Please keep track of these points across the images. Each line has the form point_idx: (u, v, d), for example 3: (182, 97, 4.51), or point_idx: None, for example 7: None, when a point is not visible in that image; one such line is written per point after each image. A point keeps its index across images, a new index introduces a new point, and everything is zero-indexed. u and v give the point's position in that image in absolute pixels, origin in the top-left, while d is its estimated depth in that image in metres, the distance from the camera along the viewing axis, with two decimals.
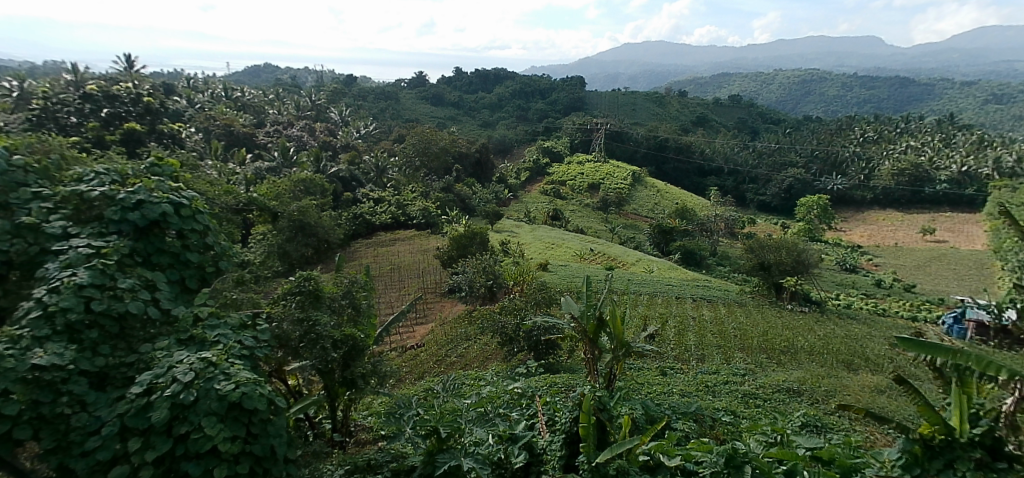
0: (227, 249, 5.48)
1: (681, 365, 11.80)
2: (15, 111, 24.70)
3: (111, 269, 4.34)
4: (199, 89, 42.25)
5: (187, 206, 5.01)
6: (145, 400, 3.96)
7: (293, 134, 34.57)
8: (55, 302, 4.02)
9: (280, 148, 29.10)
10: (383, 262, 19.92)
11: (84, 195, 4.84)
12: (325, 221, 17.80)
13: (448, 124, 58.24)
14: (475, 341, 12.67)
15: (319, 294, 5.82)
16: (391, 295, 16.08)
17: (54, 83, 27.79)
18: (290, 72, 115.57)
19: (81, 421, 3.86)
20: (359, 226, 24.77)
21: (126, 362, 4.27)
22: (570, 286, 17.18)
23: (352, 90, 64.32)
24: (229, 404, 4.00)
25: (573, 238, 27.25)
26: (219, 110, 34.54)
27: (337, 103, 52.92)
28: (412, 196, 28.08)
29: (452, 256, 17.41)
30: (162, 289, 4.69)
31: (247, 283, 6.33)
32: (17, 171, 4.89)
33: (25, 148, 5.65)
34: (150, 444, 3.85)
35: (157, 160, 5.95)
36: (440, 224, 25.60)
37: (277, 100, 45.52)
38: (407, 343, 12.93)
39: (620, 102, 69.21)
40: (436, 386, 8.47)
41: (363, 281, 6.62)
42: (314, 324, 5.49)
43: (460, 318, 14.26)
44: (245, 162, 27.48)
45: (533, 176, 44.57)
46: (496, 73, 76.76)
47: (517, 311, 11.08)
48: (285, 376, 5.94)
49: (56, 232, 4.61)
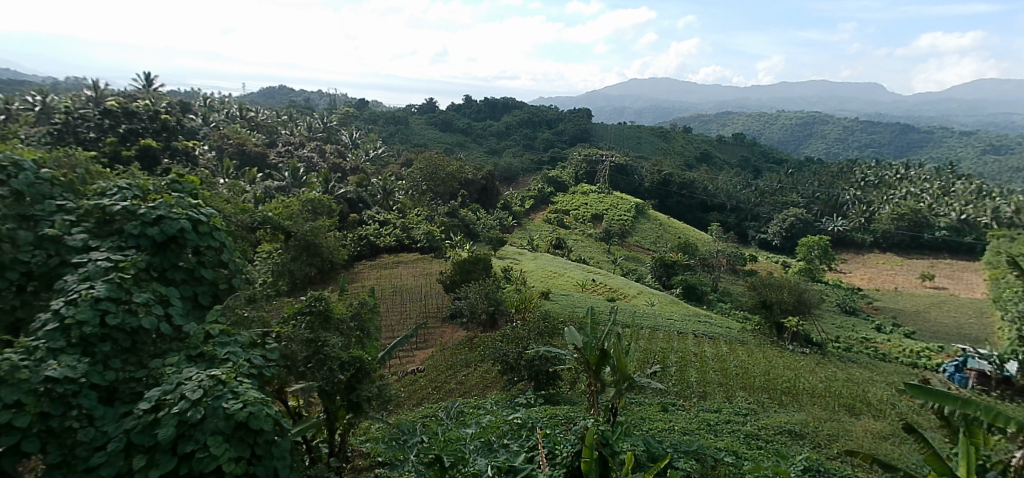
0: (241, 268, 5.54)
1: (683, 401, 11.73)
2: (35, 124, 25.06)
3: (127, 283, 4.43)
4: (213, 107, 42.80)
5: (205, 223, 5.05)
6: (152, 416, 4.02)
7: (304, 155, 34.85)
8: (72, 314, 4.10)
9: (290, 168, 29.23)
10: (386, 284, 19.91)
11: (107, 209, 4.89)
12: (331, 243, 17.49)
13: (456, 150, 59.04)
14: (475, 369, 12.55)
15: (329, 314, 5.83)
16: (393, 319, 16.01)
17: (75, 98, 28.21)
18: (304, 94, 117.77)
19: (87, 436, 3.92)
20: (364, 247, 24.87)
21: (135, 377, 4.34)
22: (573, 316, 17.18)
23: (363, 113, 65.46)
24: (235, 423, 4.06)
25: (575, 267, 27.36)
26: (233, 129, 35.08)
27: (348, 126, 53.81)
28: (417, 219, 28.27)
29: (455, 280, 17.32)
30: (175, 304, 4.75)
31: (259, 300, 6.29)
32: (44, 184, 4.95)
33: (52, 162, 5.71)
34: (155, 462, 3.87)
35: (177, 177, 5.96)
36: (444, 247, 25.20)
37: (291, 121, 46.34)
38: (407, 367, 12.82)
39: (625, 136, 69.80)
40: (438, 412, 8.41)
41: (371, 302, 6.62)
42: (322, 344, 5.47)
43: (460, 344, 14.16)
44: (256, 182, 27.60)
45: (537, 205, 44.99)
46: (505, 102, 78.24)
47: (520, 340, 10.96)
48: (286, 397, 5.77)
49: (77, 245, 4.64)
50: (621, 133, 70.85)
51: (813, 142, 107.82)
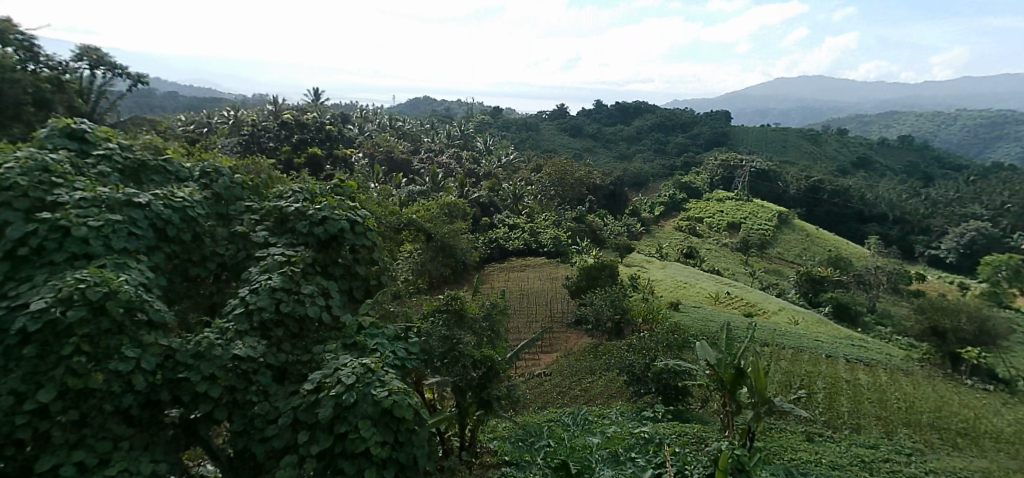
0: (387, 266, 6.23)
1: (831, 432, 10.59)
2: (232, 137, 29.73)
3: (296, 276, 5.16)
4: (368, 118, 47.44)
5: (360, 224, 5.70)
6: (313, 397, 4.57)
7: (443, 161, 37.15)
8: (255, 301, 4.89)
9: (431, 173, 31.43)
10: (514, 287, 20.56)
11: (284, 210, 5.62)
12: (464, 244, 18.62)
13: (584, 155, 59.46)
14: (601, 377, 12.41)
15: (462, 313, 6.21)
16: (520, 321, 16.52)
17: (260, 113, 32.94)
18: (445, 104, 126.01)
19: (263, 410, 4.73)
20: (494, 250, 25.93)
21: (301, 360, 5.13)
22: (704, 330, 16.33)
23: (497, 120, 68.55)
24: (382, 410, 4.44)
25: (707, 278, 26.03)
26: (383, 137, 38.55)
27: (482, 133, 56.62)
28: (545, 224, 28.88)
29: (581, 286, 17.44)
30: (334, 297, 5.43)
31: (402, 297, 6.89)
32: (237, 188, 5.90)
33: (244, 169, 6.73)
34: (315, 438, 4.42)
35: (339, 180, 6.66)
36: (571, 254, 25.76)
37: (432, 129, 49.76)
38: (534, 370, 13.13)
39: (766, 140, 65.08)
40: (564, 418, 8.45)
41: (502, 303, 6.88)
42: (457, 342, 5.89)
43: (585, 350, 14.13)
44: (401, 186, 30.04)
45: (668, 211, 43.42)
46: (638, 106, 77.22)
47: (647, 352, 10.68)
48: (424, 389, 6.21)
49: (260, 241, 5.50)
50: (762, 137, 66.20)
51: (1008, 144, 91.27)
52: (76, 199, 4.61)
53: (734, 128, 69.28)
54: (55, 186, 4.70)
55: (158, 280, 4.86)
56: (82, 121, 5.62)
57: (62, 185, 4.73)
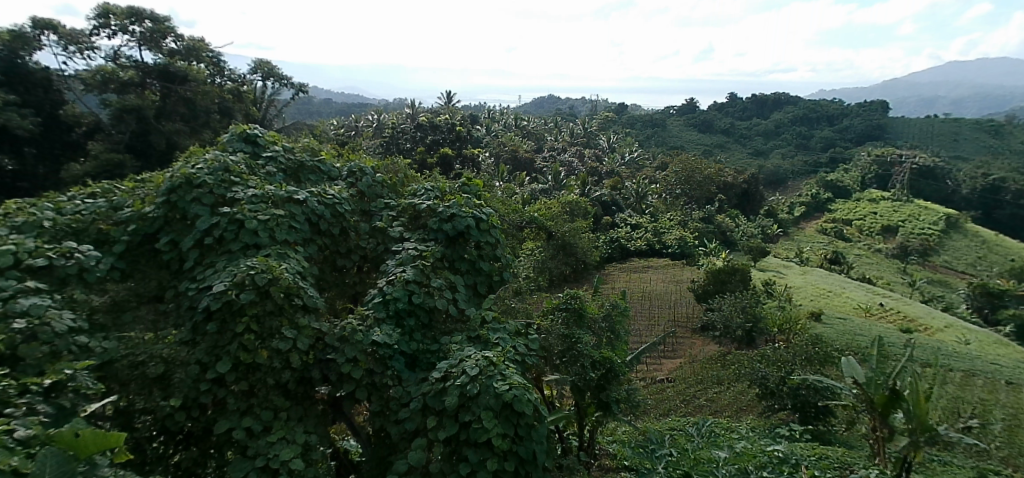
0: (510, 263, 6.45)
1: (1014, 473, 9.01)
2: (374, 138, 32.46)
3: (427, 269, 5.53)
4: (495, 118, 49.29)
5: (485, 221, 6.03)
6: (441, 385, 4.82)
7: (565, 160, 37.42)
8: (391, 292, 5.30)
9: (554, 172, 31.88)
10: (635, 288, 20.21)
11: (417, 208, 6.05)
12: (584, 243, 18.62)
13: (714, 152, 57.03)
14: (728, 388, 11.81)
15: (583, 312, 6.19)
16: (641, 324, 16.24)
17: (399, 116, 35.55)
18: (569, 102, 127.34)
19: (397, 393, 5.07)
20: (614, 251, 26.00)
21: (430, 350, 5.43)
22: (851, 344, 14.74)
23: (621, 117, 68.10)
24: (503, 403, 4.57)
25: (856, 287, 23.53)
26: (509, 136, 39.80)
27: (606, 131, 56.52)
28: (669, 224, 28.06)
29: (708, 290, 16.69)
30: (460, 291, 5.74)
31: (523, 293, 7.08)
32: (378, 186, 6.43)
33: (384, 168, 7.30)
34: (442, 425, 4.66)
35: (467, 180, 7.00)
36: (696, 255, 24.70)
37: (556, 128, 50.44)
38: (656, 375, 12.87)
39: (930, 137, 58.24)
40: (687, 428, 8.14)
41: (623, 304, 6.78)
42: (576, 341, 5.91)
43: (711, 359, 13.54)
44: (524, 185, 30.77)
45: (810, 212, 41.08)
46: (777, 99, 72.68)
47: (783, 364, 9.90)
48: (544, 385, 6.32)
49: (396, 235, 5.95)
50: (925, 133, 58.91)
51: None
52: (249, 196, 5.27)
53: (890, 121, 62.68)
54: (233, 184, 5.41)
55: (311, 268, 5.40)
56: (254, 126, 6.40)
57: (239, 184, 5.44)
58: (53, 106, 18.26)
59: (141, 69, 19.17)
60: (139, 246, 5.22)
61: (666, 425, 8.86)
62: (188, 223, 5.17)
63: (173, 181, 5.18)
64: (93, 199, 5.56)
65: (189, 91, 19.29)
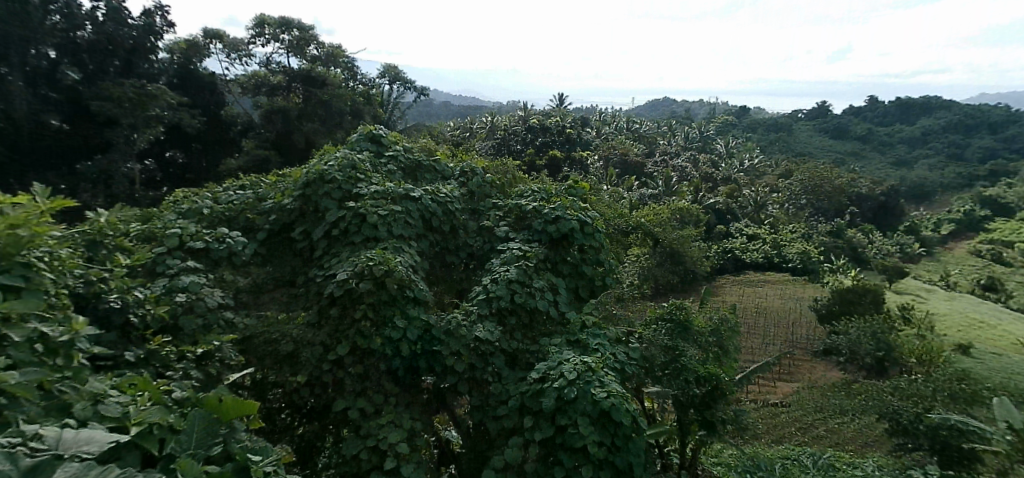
0: (613, 268, 6.40)
1: None
2: (486, 139, 33.49)
3: (530, 270, 5.65)
4: (606, 121, 49.04)
5: (589, 225, 6.05)
6: (538, 386, 4.88)
7: (677, 165, 36.34)
8: (494, 290, 5.47)
9: (664, 177, 31.12)
10: (749, 302, 19.75)
11: (523, 209, 6.22)
12: (694, 252, 18.25)
13: (848, 161, 52.75)
14: (851, 420, 11.23)
15: (688, 324, 5.99)
16: (755, 341, 15.98)
17: (510, 118, 36.41)
18: (684, 105, 123.70)
19: (497, 389, 5.19)
20: (727, 262, 25.96)
21: (530, 350, 5.51)
22: (1009, 384, 12.82)
23: (741, 122, 65.37)
24: (600, 410, 4.53)
25: (1016, 319, 20.61)
26: (620, 139, 39.35)
27: (724, 136, 54.42)
28: (790, 236, 27.66)
29: (833, 311, 16.34)
30: (561, 293, 5.81)
31: (626, 300, 6.99)
32: (486, 186, 6.64)
33: (493, 168, 7.47)
34: (538, 426, 4.73)
35: (572, 182, 7.07)
36: (821, 272, 23.72)
37: (669, 132, 49.21)
38: (769, 398, 12.62)
39: None
40: (803, 457, 7.61)
41: (731, 319, 6.49)
42: (679, 354, 5.73)
43: (832, 386, 13.07)
44: (633, 189, 29.90)
45: (962, 230, 37.44)
46: (927, 104, 66.75)
47: (921, 399, 9.10)
48: (643, 397, 6.19)
49: (502, 235, 6.11)
50: None
51: None
52: (371, 192, 5.63)
53: None
54: (358, 181, 5.80)
55: (422, 262, 5.67)
56: (378, 127, 6.81)
57: (363, 180, 5.82)
58: (217, 107, 20.86)
59: (288, 74, 21.07)
60: (277, 234, 5.76)
61: (779, 453, 8.26)
62: (319, 215, 5.62)
63: (307, 176, 5.65)
64: (242, 190, 6.24)
65: (327, 95, 20.73)
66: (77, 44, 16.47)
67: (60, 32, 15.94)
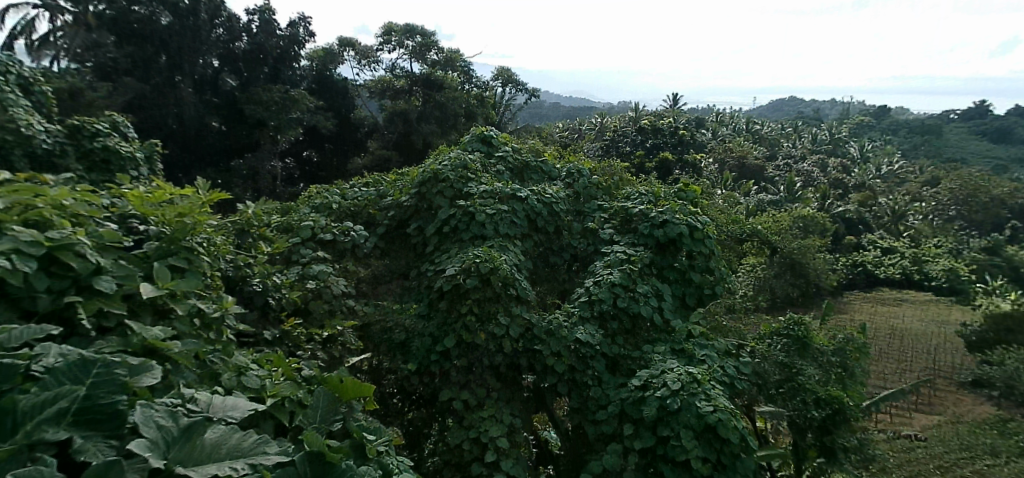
0: (724, 277, 6.13)
1: None
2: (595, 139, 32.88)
3: (634, 274, 5.53)
4: (724, 122, 46.65)
5: (700, 230, 5.82)
6: (640, 394, 4.79)
7: (802, 168, 33.71)
8: (596, 292, 5.42)
9: (786, 182, 29.07)
10: (882, 324, 18.99)
11: (629, 211, 6.10)
12: (819, 264, 16.16)
13: (1011, 169, 46.21)
14: (1006, 463, 10.18)
15: (807, 342, 5.62)
16: (889, 367, 15.40)
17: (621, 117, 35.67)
18: (812, 105, 114.06)
19: (596, 394, 5.14)
20: (858, 276, 25.52)
21: (632, 356, 5.41)
22: None
23: (875, 127, 59.84)
24: (705, 424, 4.37)
25: None
26: (737, 140, 37.22)
27: (858, 139, 49.85)
28: (935, 251, 26.59)
29: (986, 339, 15.37)
30: (666, 300, 5.65)
31: (738, 312, 6.67)
32: (593, 188, 6.59)
33: (600, 169, 7.36)
34: (638, 434, 4.66)
35: (682, 185, 6.86)
36: (973, 293, 23.01)
37: (795, 133, 45.81)
38: (902, 430, 11.85)
39: None
40: None
41: (859, 341, 6.03)
42: (796, 373, 5.41)
43: (980, 423, 12.23)
44: (750, 193, 27.14)
45: None
46: None
47: None
48: (753, 416, 5.87)
49: (606, 237, 6.05)
50: None
51: None
52: (480, 191, 5.78)
53: None
54: (469, 180, 5.99)
55: (526, 261, 5.74)
56: (490, 128, 6.98)
57: (474, 180, 6.00)
58: (347, 109, 22.45)
59: (409, 78, 21.63)
60: (395, 229, 6.10)
61: None
62: (432, 212, 5.88)
63: (423, 175, 5.93)
64: (366, 187, 6.69)
65: (444, 97, 21.03)
66: (235, 54, 18.81)
67: (222, 44, 18.44)
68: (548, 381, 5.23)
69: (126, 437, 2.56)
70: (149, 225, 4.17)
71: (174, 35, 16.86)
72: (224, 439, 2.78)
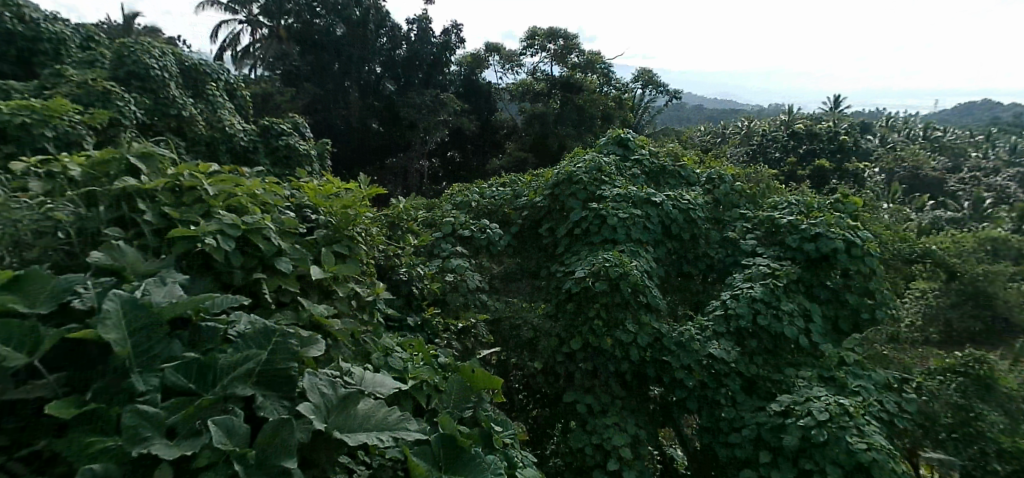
0: (887, 300, 5.49)
1: None
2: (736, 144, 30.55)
3: (778, 291, 5.12)
4: (897, 127, 40.86)
5: (858, 247, 5.29)
6: (779, 421, 4.43)
7: (1000, 182, 28.35)
8: (733, 307, 5.09)
9: (976, 199, 24.69)
10: None
11: (776, 222, 5.67)
12: (1014, 295, 11.75)
13: None
14: None
15: (995, 383, 4.78)
16: None
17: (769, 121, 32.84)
18: (1010, 107, 96.01)
19: (729, 415, 4.83)
20: None
21: (773, 379, 5.00)
22: None
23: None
24: (856, 463, 3.95)
25: None
26: (913, 148, 32.37)
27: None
28: None
29: None
30: (814, 321, 5.19)
31: (904, 340, 5.86)
32: (735, 195, 6.21)
33: (744, 175, 6.86)
34: (777, 463, 4.34)
35: (840, 196, 6.27)
36: None
37: (992, 141, 38.68)
38: None
39: None
40: None
41: None
42: (976, 418, 4.65)
43: None
44: (925, 209, 23.68)
45: None
46: None
47: None
48: (918, 462, 5.13)
49: (747, 248, 5.68)
50: None
51: None
52: (614, 194, 5.71)
53: None
54: (603, 183, 5.95)
55: (658, 268, 5.57)
56: (627, 130, 6.88)
57: (607, 183, 5.94)
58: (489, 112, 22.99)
59: (549, 81, 21.02)
60: (527, 229, 6.25)
61: None
62: (564, 213, 5.93)
63: (557, 177, 6.02)
64: (502, 186, 6.93)
65: (582, 100, 20.05)
66: (396, 60, 20.26)
67: (385, 52, 20.06)
68: (677, 395, 5.02)
69: (297, 399, 2.92)
70: (319, 215, 4.67)
71: (343, 45, 19.34)
72: (374, 411, 3.05)
